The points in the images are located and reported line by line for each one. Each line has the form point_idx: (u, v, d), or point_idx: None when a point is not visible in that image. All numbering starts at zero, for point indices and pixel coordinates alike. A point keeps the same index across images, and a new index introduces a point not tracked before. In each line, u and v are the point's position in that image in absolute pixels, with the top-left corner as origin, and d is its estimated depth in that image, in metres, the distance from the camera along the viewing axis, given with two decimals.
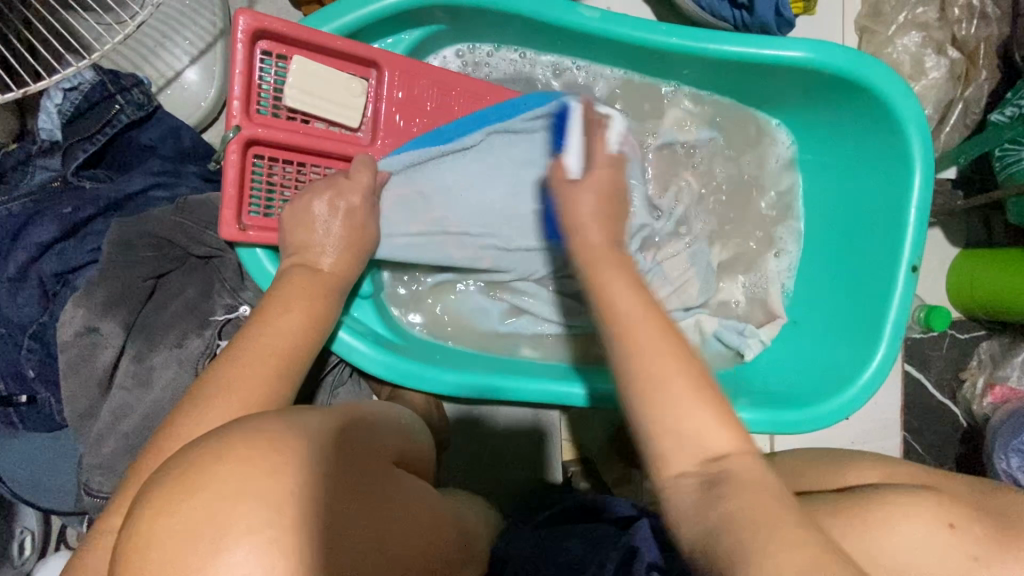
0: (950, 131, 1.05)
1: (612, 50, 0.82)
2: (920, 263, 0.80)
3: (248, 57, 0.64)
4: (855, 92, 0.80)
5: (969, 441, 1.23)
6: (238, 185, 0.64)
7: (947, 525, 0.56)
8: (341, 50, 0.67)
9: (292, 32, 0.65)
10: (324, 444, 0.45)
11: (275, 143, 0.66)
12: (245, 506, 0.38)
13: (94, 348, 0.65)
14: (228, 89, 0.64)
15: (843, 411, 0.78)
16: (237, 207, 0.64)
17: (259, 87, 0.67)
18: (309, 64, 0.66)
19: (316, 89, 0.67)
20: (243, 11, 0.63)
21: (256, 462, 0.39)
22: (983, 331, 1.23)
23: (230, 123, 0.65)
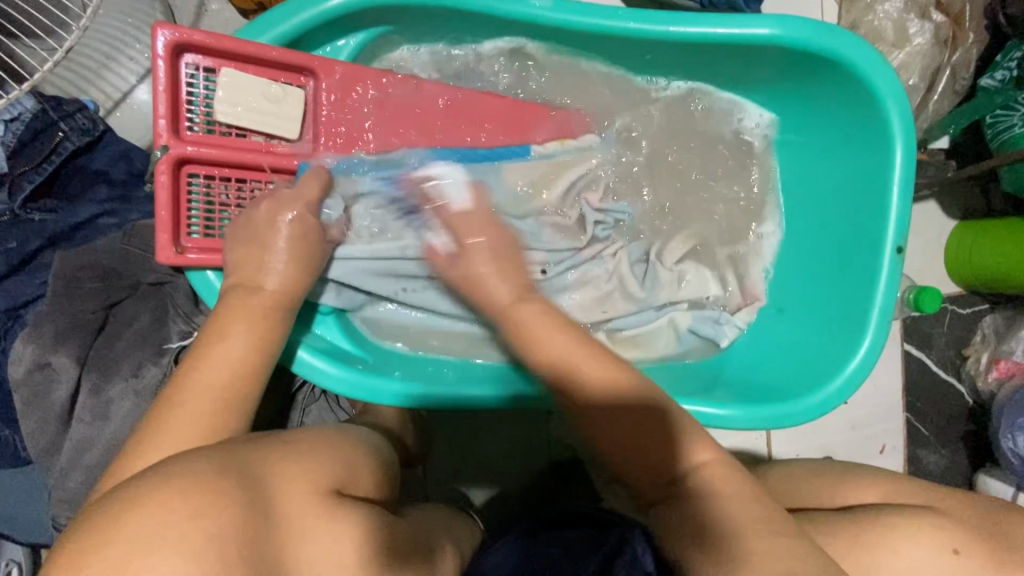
0: (940, 100, 0.98)
1: (569, 41, 0.78)
2: (906, 243, 0.75)
3: (172, 73, 0.63)
4: (828, 67, 0.75)
5: (976, 419, 1.18)
6: (171, 208, 0.63)
7: (951, 550, 0.58)
8: (271, 59, 0.66)
9: (217, 44, 0.63)
10: (258, 474, 0.46)
11: (208, 160, 0.65)
12: (159, 553, 0.37)
13: (49, 382, 0.64)
14: (154, 109, 0.63)
15: (832, 401, 0.74)
16: (173, 230, 0.63)
17: (188, 104, 0.65)
18: (237, 76, 0.64)
19: (247, 103, 0.66)
20: (163, 25, 0.61)
21: (175, 505, 0.39)
22: (986, 305, 1.19)
23: (158, 142, 0.63)
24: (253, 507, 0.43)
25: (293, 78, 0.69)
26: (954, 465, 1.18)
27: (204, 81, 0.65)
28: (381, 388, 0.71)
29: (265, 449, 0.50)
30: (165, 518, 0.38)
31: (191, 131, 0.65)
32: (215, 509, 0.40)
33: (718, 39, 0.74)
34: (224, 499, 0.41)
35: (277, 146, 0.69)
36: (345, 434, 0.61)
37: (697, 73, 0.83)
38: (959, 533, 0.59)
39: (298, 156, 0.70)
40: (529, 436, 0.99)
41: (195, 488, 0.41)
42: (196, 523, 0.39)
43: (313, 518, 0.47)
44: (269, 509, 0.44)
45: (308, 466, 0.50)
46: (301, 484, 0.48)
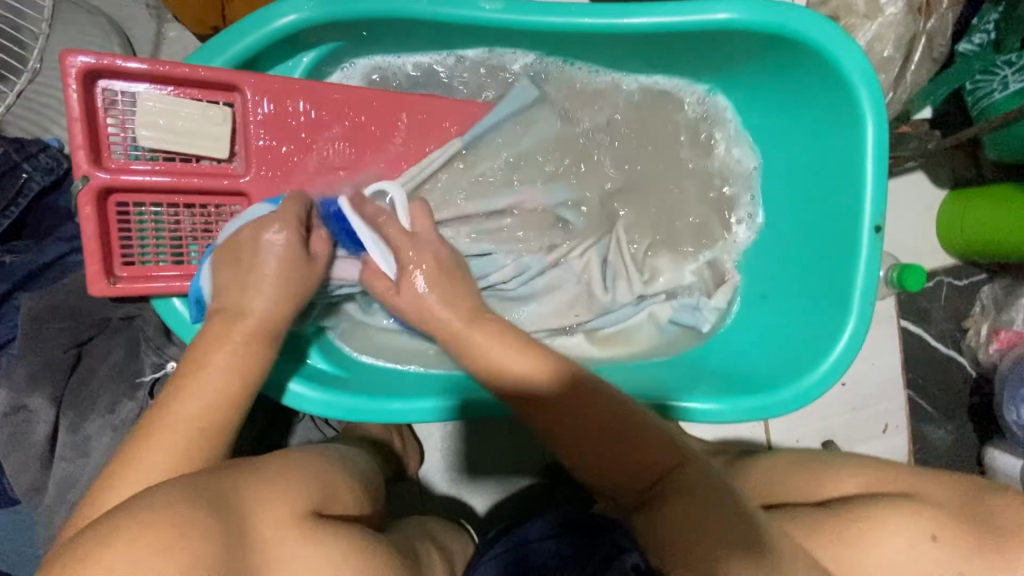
0: (917, 70, 0.95)
1: (524, 40, 0.76)
2: (884, 222, 0.73)
3: (87, 99, 0.62)
4: (790, 47, 0.73)
5: (980, 391, 1.16)
6: (100, 239, 0.63)
7: (930, 536, 0.57)
8: (191, 78, 0.64)
9: (131, 67, 0.63)
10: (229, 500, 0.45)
11: (135, 187, 0.65)
12: None
13: (27, 425, 0.64)
14: (69, 139, 0.62)
15: (815, 389, 0.73)
16: (105, 261, 0.63)
17: (110, 131, 0.65)
18: (160, 99, 0.64)
19: (168, 126, 0.65)
20: (70, 51, 0.60)
21: (148, 543, 0.38)
22: (983, 275, 1.16)
23: (78, 172, 0.63)
24: (232, 532, 0.43)
25: (221, 96, 0.68)
26: (961, 440, 1.16)
27: (126, 107, 0.65)
28: (358, 405, 0.71)
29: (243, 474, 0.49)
30: (142, 549, 0.38)
31: (116, 159, 0.65)
32: (184, 546, 0.39)
33: (675, 28, 0.72)
34: (192, 532, 0.40)
35: (208, 167, 0.69)
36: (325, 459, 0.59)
37: (659, 62, 0.81)
38: (939, 517, 0.58)
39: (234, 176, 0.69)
40: (522, 443, 0.98)
41: (169, 521, 0.40)
42: (172, 555, 0.38)
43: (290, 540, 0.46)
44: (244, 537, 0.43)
45: (285, 488, 0.50)
46: (280, 507, 0.48)
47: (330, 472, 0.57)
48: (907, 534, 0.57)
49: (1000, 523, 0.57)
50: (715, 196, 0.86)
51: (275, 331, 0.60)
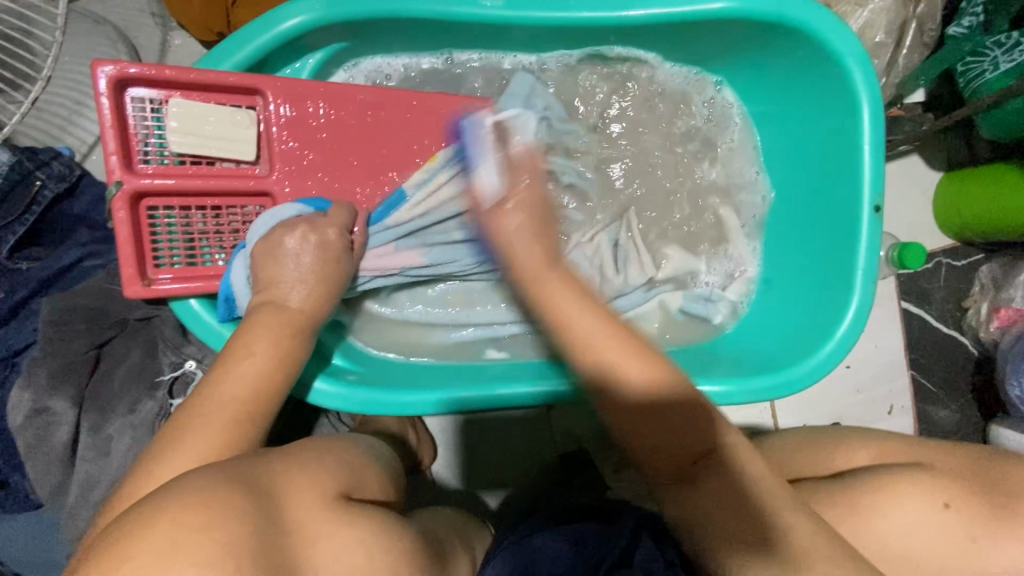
0: (909, 53, 0.97)
1: (524, 36, 0.78)
2: (883, 202, 0.75)
3: (117, 107, 0.63)
4: (785, 34, 0.75)
5: (982, 369, 1.17)
6: (134, 243, 0.64)
7: (943, 505, 0.60)
8: (214, 83, 0.66)
9: (158, 74, 0.64)
10: (262, 486, 0.46)
11: (166, 192, 0.65)
12: (176, 568, 0.37)
13: (49, 426, 0.65)
14: (103, 146, 0.63)
15: (822, 368, 0.74)
16: (139, 264, 0.64)
17: (139, 137, 0.65)
18: (186, 105, 0.65)
19: (198, 130, 0.66)
20: (101, 61, 0.61)
21: (188, 522, 0.39)
22: (980, 255, 1.17)
23: (112, 178, 0.64)
24: (268, 512, 0.44)
25: (241, 100, 0.69)
26: (965, 417, 1.18)
27: (153, 113, 0.66)
28: (375, 399, 0.72)
29: (273, 461, 0.51)
30: (185, 526, 0.39)
31: (146, 164, 0.66)
32: (224, 526, 0.40)
33: (671, 19, 0.74)
34: (228, 510, 0.42)
35: (233, 169, 0.69)
36: (348, 447, 0.61)
37: (656, 54, 0.83)
38: (953, 487, 0.61)
39: (259, 178, 0.70)
40: (533, 434, 1.00)
41: (207, 502, 0.42)
42: (213, 533, 0.40)
43: (324, 520, 0.47)
44: (279, 517, 0.45)
45: (314, 473, 0.51)
46: (311, 490, 0.49)
47: (354, 459, 0.58)
48: (920, 503, 0.60)
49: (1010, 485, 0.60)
50: (721, 184, 0.86)
51: (291, 326, 0.61)
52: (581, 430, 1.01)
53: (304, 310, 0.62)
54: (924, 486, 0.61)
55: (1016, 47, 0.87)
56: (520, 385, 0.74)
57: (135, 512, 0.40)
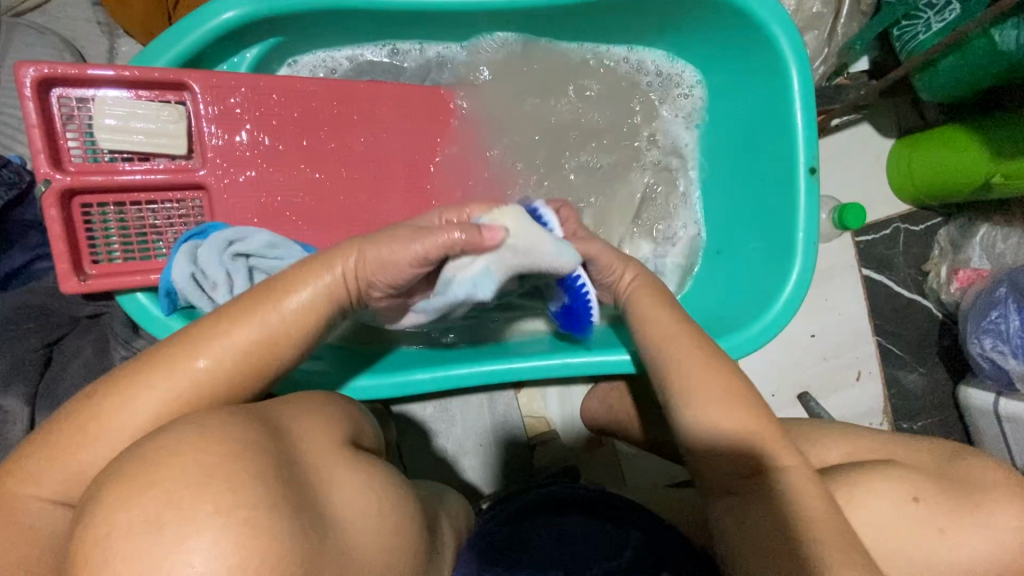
0: (847, 22, 0.99)
1: (460, 22, 0.79)
2: (818, 163, 0.76)
3: (43, 108, 0.64)
4: (711, 5, 0.76)
5: (947, 332, 1.19)
6: (67, 240, 0.64)
7: (913, 499, 0.60)
8: (140, 79, 0.66)
9: (81, 73, 0.64)
10: (278, 426, 0.44)
11: (98, 188, 0.66)
12: (208, 491, 0.34)
13: (3, 425, 0.65)
14: (29, 146, 0.63)
15: (770, 329, 0.75)
16: (74, 260, 0.65)
17: (68, 136, 0.66)
18: (120, 101, 0.66)
19: (128, 127, 0.66)
20: (23, 63, 0.62)
21: (215, 449, 0.37)
22: (938, 218, 1.19)
23: (40, 177, 0.64)
24: (285, 446, 0.42)
25: (171, 95, 0.70)
26: (934, 381, 1.19)
27: (81, 112, 0.66)
28: (333, 384, 0.75)
29: (279, 408, 0.48)
30: (207, 454, 0.36)
31: (73, 162, 0.66)
32: (257, 454, 0.38)
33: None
34: (253, 443, 0.39)
35: (169, 165, 0.70)
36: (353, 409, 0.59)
37: (595, 33, 0.84)
38: (919, 481, 0.61)
39: (192, 170, 0.71)
40: (503, 423, 1.01)
41: (226, 433, 0.39)
42: (239, 461, 0.37)
43: (340, 467, 0.44)
44: (296, 455, 0.42)
45: (323, 423, 0.49)
46: (322, 434, 0.47)
47: (358, 423, 0.55)
48: (890, 496, 0.60)
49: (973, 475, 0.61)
50: (664, 165, 0.88)
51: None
52: (550, 413, 1.03)
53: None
54: (892, 479, 0.61)
55: (946, 7, 0.88)
56: (487, 364, 0.77)
57: (152, 444, 0.37)
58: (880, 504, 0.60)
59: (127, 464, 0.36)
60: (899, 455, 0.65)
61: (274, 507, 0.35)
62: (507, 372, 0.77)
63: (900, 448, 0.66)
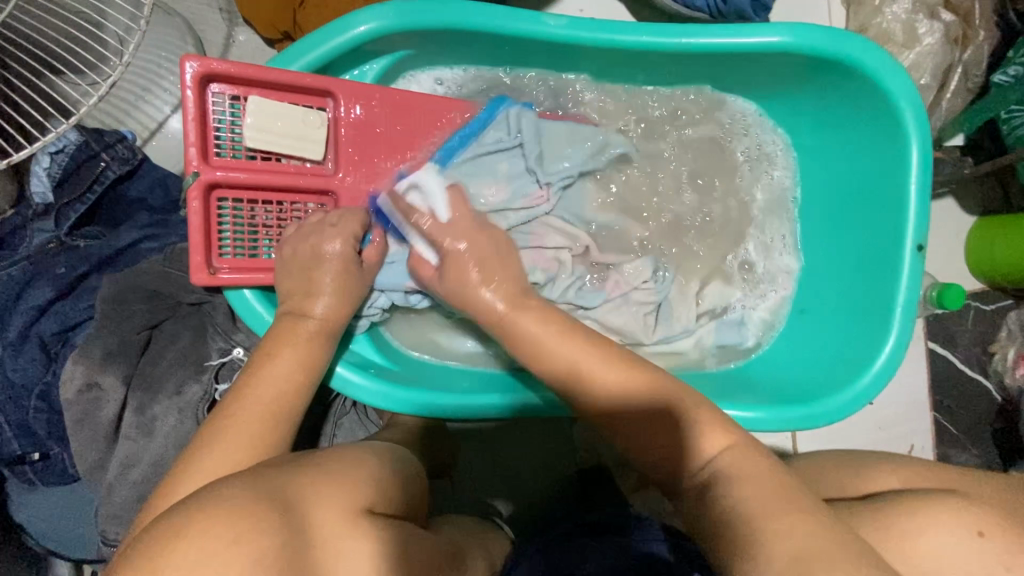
0: (952, 98, 0.99)
1: (583, 56, 0.80)
2: (926, 242, 0.76)
3: (200, 101, 0.65)
4: (839, 71, 0.76)
5: (1005, 416, 1.17)
6: (204, 232, 0.66)
7: (977, 532, 0.56)
8: (291, 83, 0.68)
9: (240, 72, 0.66)
10: (293, 495, 0.47)
11: (238, 184, 0.68)
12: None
13: (97, 402, 0.66)
14: (183, 137, 0.65)
15: (858, 401, 0.75)
16: (207, 252, 0.66)
17: (215, 130, 0.67)
18: (264, 103, 0.67)
19: (272, 128, 0.68)
20: (190, 56, 0.64)
21: (213, 536, 0.41)
22: (1010, 300, 1.17)
23: (189, 168, 0.66)
24: (293, 526, 0.45)
25: (313, 101, 0.71)
26: (985, 463, 1.17)
27: (229, 108, 0.68)
28: (412, 398, 0.74)
29: (298, 469, 0.51)
30: (210, 545, 0.41)
31: (218, 155, 0.68)
32: (256, 537, 0.42)
33: (729, 49, 0.76)
34: (257, 524, 0.43)
35: (300, 167, 0.72)
36: (379, 454, 0.61)
37: (710, 81, 0.84)
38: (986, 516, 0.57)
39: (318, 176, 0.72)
40: (554, 449, 1.01)
41: (226, 523, 0.42)
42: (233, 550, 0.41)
43: (347, 534, 0.47)
44: (306, 526, 0.46)
45: (346, 481, 0.51)
46: (335, 502, 0.48)
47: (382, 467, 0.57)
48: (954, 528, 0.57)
49: None
50: (761, 221, 0.88)
51: None
52: (604, 450, 1.02)
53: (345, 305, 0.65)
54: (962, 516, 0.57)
55: None
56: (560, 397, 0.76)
57: (169, 520, 0.43)
58: (939, 542, 0.56)
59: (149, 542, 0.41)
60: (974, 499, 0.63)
61: None
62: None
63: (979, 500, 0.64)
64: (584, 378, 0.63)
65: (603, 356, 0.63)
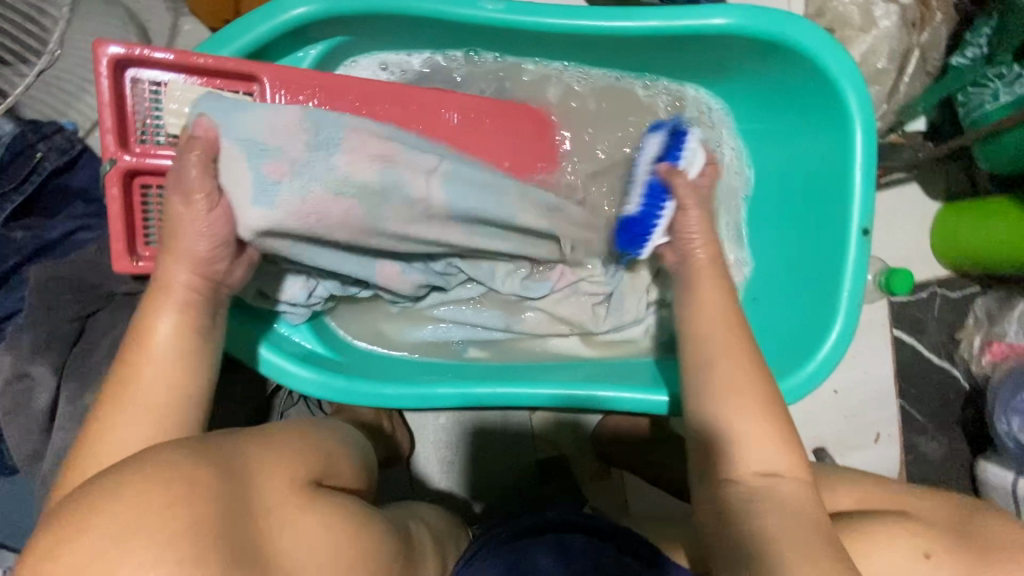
0: (911, 81, 0.97)
1: (526, 40, 0.79)
2: (871, 225, 0.75)
3: (116, 87, 0.65)
4: (782, 53, 0.75)
5: (972, 404, 1.16)
6: (124, 220, 0.66)
7: (924, 554, 0.59)
8: (209, 66, 0.67)
9: (155, 56, 0.65)
10: (235, 466, 0.47)
11: (158, 170, 0.67)
12: (136, 540, 0.38)
13: (30, 392, 0.67)
14: (99, 124, 0.65)
15: (802, 387, 0.74)
16: (128, 240, 0.66)
17: (136, 117, 0.67)
18: (186, 88, 0.66)
19: (193, 113, 0.67)
20: (100, 41, 0.63)
21: (153, 496, 0.40)
22: (976, 287, 1.16)
23: (107, 156, 0.65)
24: (231, 492, 0.45)
25: (239, 86, 0.70)
26: (953, 452, 1.16)
27: (151, 94, 0.67)
28: (351, 386, 0.73)
29: (241, 442, 0.51)
30: (143, 506, 0.40)
31: (140, 142, 0.67)
32: (197, 498, 0.42)
33: (670, 32, 0.75)
34: (196, 486, 0.43)
35: None
36: (330, 435, 0.62)
37: (657, 65, 0.83)
38: (933, 537, 0.60)
39: None
40: (512, 439, 1.01)
41: (175, 477, 0.42)
42: (172, 510, 0.40)
43: (288, 503, 0.49)
44: (246, 493, 0.46)
45: (286, 456, 0.52)
46: (279, 475, 0.50)
47: (327, 447, 0.59)
48: (903, 548, 0.59)
49: (990, 538, 0.60)
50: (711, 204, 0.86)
51: None
52: (563, 439, 1.02)
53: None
54: (907, 533, 0.60)
55: (1018, 79, 0.88)
56: (505, 386, 0.76)
57: (95, 485, 0.41)
58: (891, 558, 0.58)
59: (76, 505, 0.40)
60: (915, 506, 0.64)
61: (205, 553, 0.40)
62: (526, 397, 0.76)
63: (918, 497, 0.66)
64: (726, 400, 0.60)
65: (743, 362, 0.62)
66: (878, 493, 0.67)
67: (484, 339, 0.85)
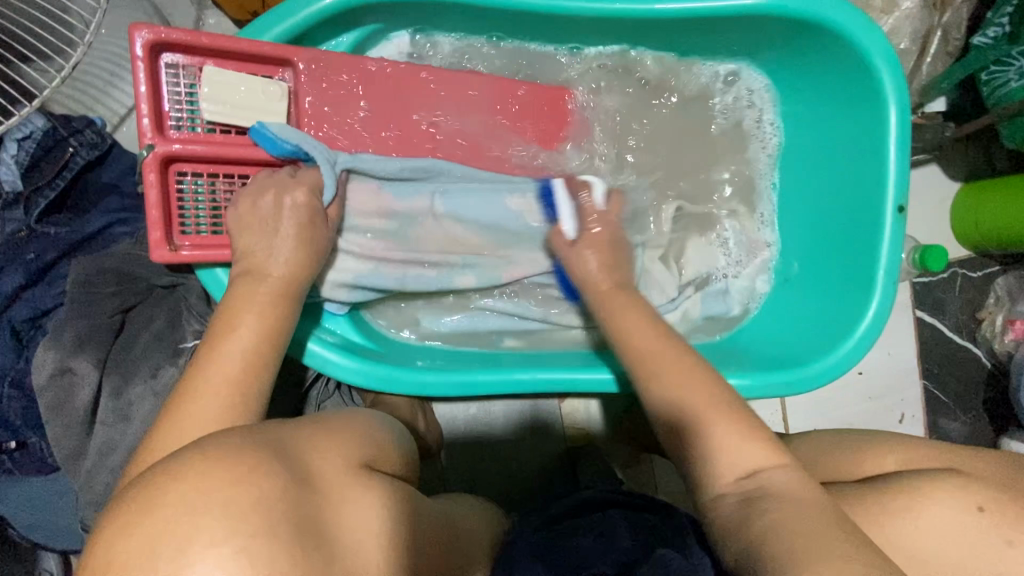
0: (932, 62, 0.99)
1: (557, 25, 0.78)
2: (908, 202, 0.75)
3: (152, 72, 0.64)
4: (814, 33, 0.75)
5: (995, 383, 1.17)
6: (162, 207, 0.65)
7: (977, 508, 0.58)
8: (246, 51, 0.67)
9: (192, 40, 0.65)
10: (291, 449, 0.44)
11: (195, 157, 0.66)
12: (206, 518, 0.36)
13: (72, 387, 0.66)
14: (136, 109, 0.64)
15: (842, 365, 0.74)
16: (165, 228, 0.65)
17: (171, 103, 0.67)
18: (220, 72, 0.66)
19: (230, 100, 0.67)
20: (137, 25, 0.62)
21: (220, 473, 0.38)
22: (997, 267, 1.17)
23: (143, 142, 0.65)
24: (294, 472, 0.42)
25: (273, 71, 0.70)
26: (977, 429, 1.16)
27: (184, 80, 0.67)
28: (393, 375, 0.73)
29: (292, 425, 0.48)
30: (209, 485, 0.37)
31: (175, 129, 0.67)
32: (265, 475, 0.39)
33: (703, 13, 0.75)
34: (262, 467, 0.40)
35: None
36: (374, 422, 0.59)
37: (685, 49, 0.83)
38: (985, 491, 0.59)
39: None
40: (543, 428, 1.01)
41: (238, 459, 0.39)
42: (241, 488, 0.38)
43: (348, 486, 0.45)
44: (308, 474, 0.43)
45: (339, 441, 0.49)
46: (334, 456, 0.47)
47: (377, 431, 0.56)
48: (953, 505, 0.58)
49: None
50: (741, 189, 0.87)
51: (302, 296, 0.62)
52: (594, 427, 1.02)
53: (303, 278, 0.63)
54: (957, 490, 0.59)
55: None
56: (545, 372, 0.76)
57: (155, 468, 0.38)
58: (941, 516, 0.58)
59: (138, 486, 0.37)
60: (962, 463, 0.64)
61: (278, 533, 0.37)
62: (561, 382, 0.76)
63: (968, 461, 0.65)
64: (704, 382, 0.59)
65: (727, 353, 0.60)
66: (926, 458, 0.66)
67: (521, 329, 0.85)
